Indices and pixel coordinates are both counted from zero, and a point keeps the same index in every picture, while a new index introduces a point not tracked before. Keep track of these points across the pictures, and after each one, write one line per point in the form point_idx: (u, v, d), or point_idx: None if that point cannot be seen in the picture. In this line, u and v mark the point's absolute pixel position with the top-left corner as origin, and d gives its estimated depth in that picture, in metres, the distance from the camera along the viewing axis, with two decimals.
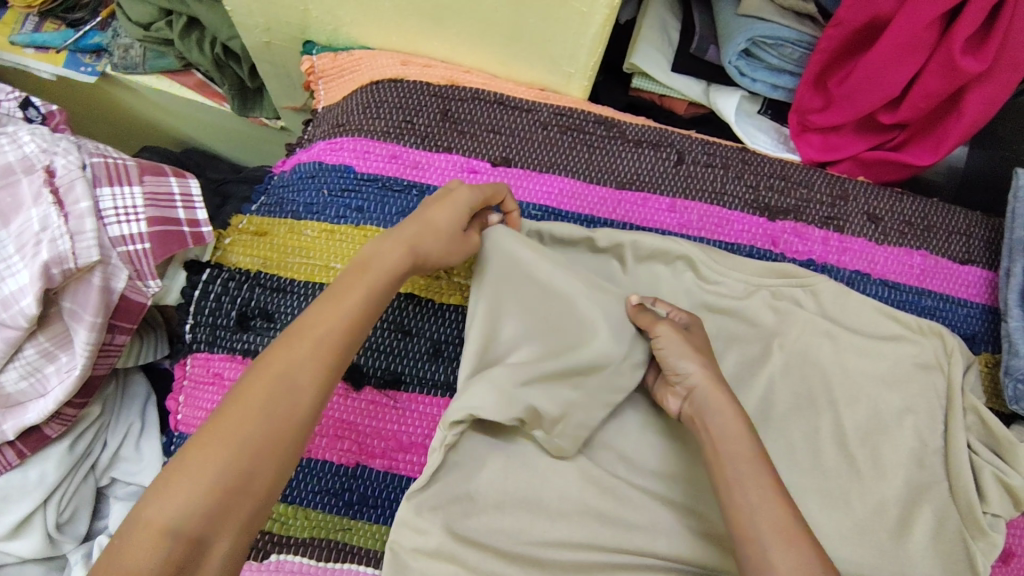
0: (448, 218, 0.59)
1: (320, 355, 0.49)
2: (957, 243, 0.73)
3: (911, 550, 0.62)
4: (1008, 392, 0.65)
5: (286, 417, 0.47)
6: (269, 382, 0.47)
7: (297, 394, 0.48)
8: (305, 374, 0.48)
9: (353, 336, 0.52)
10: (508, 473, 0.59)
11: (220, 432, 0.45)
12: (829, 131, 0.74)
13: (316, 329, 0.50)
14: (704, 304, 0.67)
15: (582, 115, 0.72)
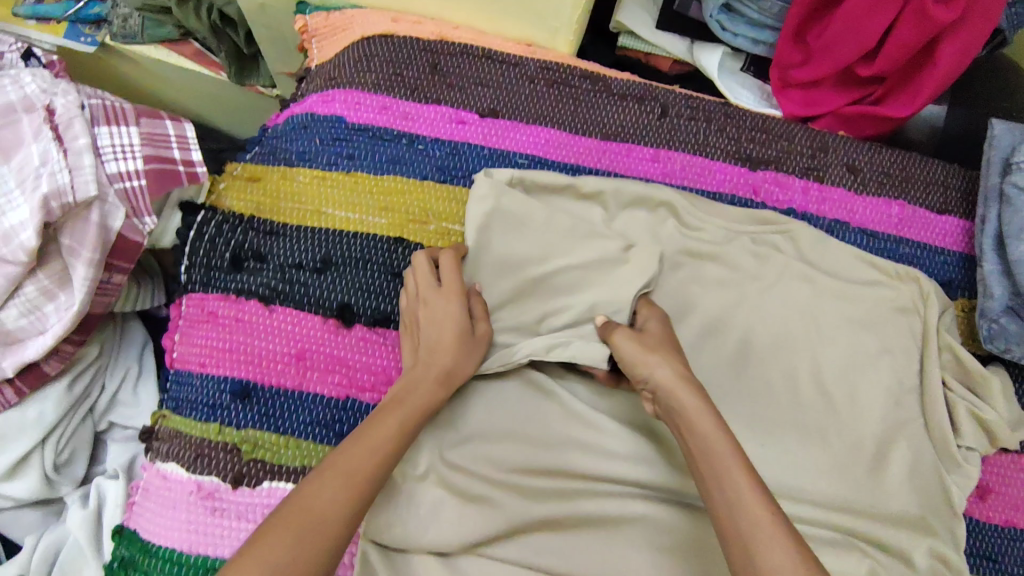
0: (445, 326, 0.59)
1: (352, 498, 0.47)
2: (934, 193, 0.74)
3: (887, 484, 0.63)
4: (983, 332, 0.66)
5: (320, 540, 0.45)
6: (298, 517, 0.45)
7: (330, 521, 0.46)
8: (338, 507, 0.47)
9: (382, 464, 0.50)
10: (493, 406, 0.61)
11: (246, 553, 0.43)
12: (810, 87, 0.76)
13: (345, 465, 0.49)
14: (685, 248, 0.69)
15: (568, 69, 0.74)
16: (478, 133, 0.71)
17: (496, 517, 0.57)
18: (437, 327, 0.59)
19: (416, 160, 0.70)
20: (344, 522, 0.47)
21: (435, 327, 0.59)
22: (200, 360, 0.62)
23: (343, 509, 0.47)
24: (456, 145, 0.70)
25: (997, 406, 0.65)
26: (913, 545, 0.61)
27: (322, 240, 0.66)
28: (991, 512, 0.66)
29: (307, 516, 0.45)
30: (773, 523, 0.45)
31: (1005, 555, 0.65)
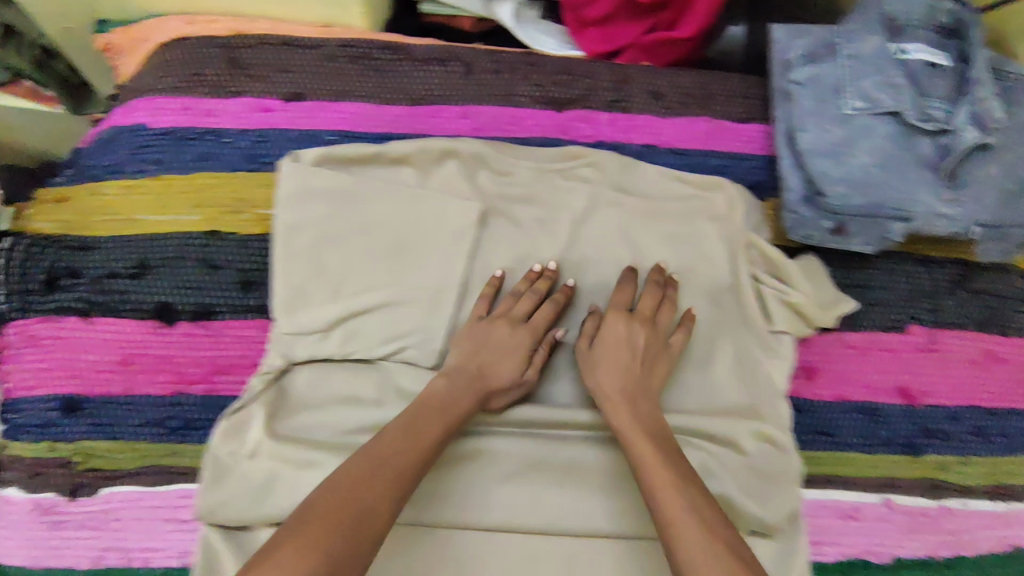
0: (620, 351, 0.61)
1: (392, 495, 0.48)
2: (737, 105, 0.78)
3: (714, 378, 0.66)
4: (789, 224, 0.70)
5: (368, 524, 0.46)
6: (338, 506, 0.46)
7: (374, 512, 0.47)
8: (401, 459, 0.51)
9: (413, 459, 0.51)
10: (326, 377, 0.63)
11: (315, 514, 0.45)
12: (604, 23, 0.80)
13: (384, 454, 0.51)
14: (499, 195, 0.71)
15: (367, 43, 0.75)
16: (282, 117, 0.72)
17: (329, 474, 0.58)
18: (621, 358, 0.60)
19: (223, 153, 0.70)
20: (408, 480, 0.50)
21: (631, 351, 0.61)
22: (27, 383, 0.63)
23: (385, 499, 0.48)
24: (261, 132, 0.71)
25: (802, 289, 0.69)
26: (743, 430, 0.63)
27: (137, 247, 0.66)
28: (820, 389, 0.69)
29: (383, 471, 0.49)
30: None
31: (838, 427, 0.68)
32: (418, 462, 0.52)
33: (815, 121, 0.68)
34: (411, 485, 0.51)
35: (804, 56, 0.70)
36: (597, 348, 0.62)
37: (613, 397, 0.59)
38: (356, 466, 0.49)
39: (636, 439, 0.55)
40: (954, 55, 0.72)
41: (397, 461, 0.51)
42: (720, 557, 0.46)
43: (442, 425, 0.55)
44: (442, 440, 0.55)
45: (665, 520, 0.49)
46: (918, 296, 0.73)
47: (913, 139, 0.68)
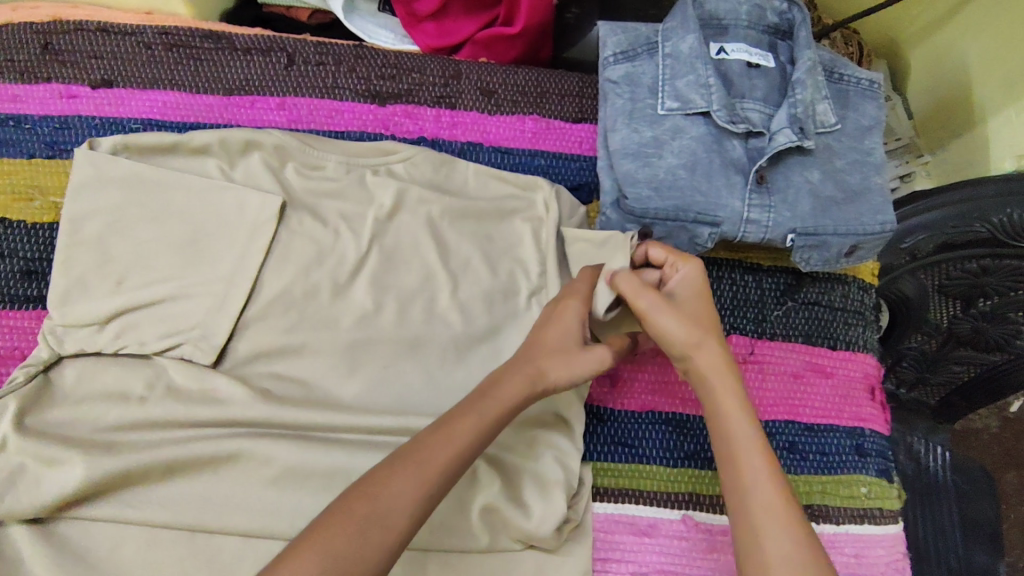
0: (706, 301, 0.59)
1: (422, 496, 0.46)
2: (571, 103, 0.76)
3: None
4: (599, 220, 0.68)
5: (382, 528, 0.44)
6: (365, 508, 0.44)
7: (396, 511, 0.45)
8: (446, 453, 0.48)
9: (459, 457, 0.49)
10: (98, 372, 0.61)
11: (347, 517, 0.44)
12: (439, 18, 0.78)
13: (424, 454, 0.48)
14: (305, 189, 0.69)
15: (188, 31, 0.73)
16: (89, 105, 0.70)
17: (74, 471, 0.56)
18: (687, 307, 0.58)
19: (23, 140, 0.69)
20: (446, 471, 0.48)
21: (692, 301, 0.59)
22: None
23: (412, 494, 0.46)
24: (65, 120, 0.70)
25: None
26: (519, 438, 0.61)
27: None
28: (624, 399, 0.66)
29: (421, 464, 0.47)
30: None
31: (639, 438, 0.65)
32: (466, 458, 0.49)
33: (625, 120, 0.67)
34: (451, 481, 0.48)
35: (620, 53, 0.69)
36: (685, 296, 0.59)
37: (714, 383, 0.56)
38: (390, 465, 0.47)
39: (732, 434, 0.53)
40: (782, 56, 0.70)
41: (441, 461, 0.48)
42: (791, 558, 0.47)
43: (480, 421, 0.51)
44: (491, 430, 0.51)
45: (748, 537, 0.49)
46: (742, 306, 0.70)
47: (724, 141, 0.66)
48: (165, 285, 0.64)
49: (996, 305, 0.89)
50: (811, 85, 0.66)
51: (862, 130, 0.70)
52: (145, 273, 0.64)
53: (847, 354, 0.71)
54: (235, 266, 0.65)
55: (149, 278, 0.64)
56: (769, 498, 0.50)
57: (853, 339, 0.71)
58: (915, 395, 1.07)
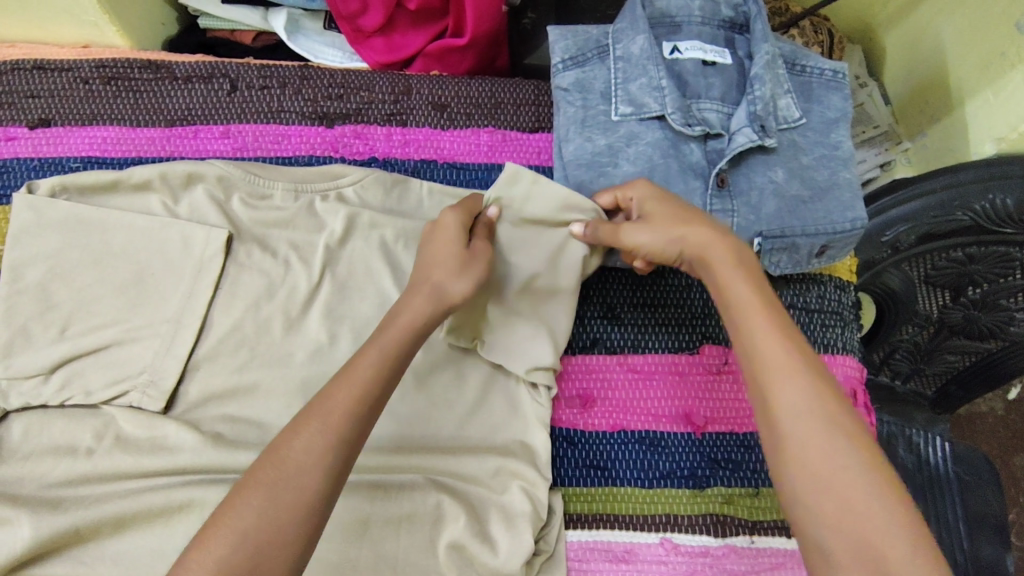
0: (668, 201, 0.56)
1: (332, 442, 0.43)
2: (526, 112, 0.74)
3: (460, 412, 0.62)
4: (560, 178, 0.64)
5: (292, 483, 0.41)
6: (267, 470, 0.42)
7: (302, 464, 0.42)
8: (347, 393, 0.45)
9: (365, 397, 0.46)
10: (45, 423, 0.59)
11: (260, 475, 0.41)
12: (386, 32, 0.75)
13: (327, 404, 0.44)
14: (251, 222, 0.66)
15: (125, 63, 0.71)
16: (27, 146, 0.68)
17: (18, 530, 0.53)
18: (657, 214, 0.55)
19: None
20: (353, 410, 0.45)
21: (659, 207, 0.56)
22: None
23: (313, 444, 0.43)
24: (3, 163, 0.68)
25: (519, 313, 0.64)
26: (482, 467, 0.60)
27: None
28: (594, 419, 0.64)
29: (325, 410, 0.44)
30: (843, 469, 0.41)
31: (612, 460, 0.63)
32: (373, 395, 0.46)
33: (577, 129, 0.64)
34: (366, 419, 0.45)
35: (570, 59, 0.66)
36: (649, 211, 0.56)
37: (736, 300, 0.49)
38: (292, 425, 0.44)
39: (763, 352, 0.46)
40: (740, 51, 0.67)
41: (346, 406, 0.45)
42: (806, 399, 0.44)
43: (372, 362, 0.47)
44: (393, 366, 0.48)
45: (766, 408, 0.45)
46: (713, 313, 0.68)
47: (682, 145, 0.63)
48: (112, 329, 0.62)
49: (986, 291, 0.85)
50: (770, 81, 0.64)
51: (827, 123, 0.67)
52: (90, 319, 0.62)
53: (825, 358, 0.68)
54: (185, 305, 0.63)
55: (94, 322, 0.62)
56: (775, 350, 0.46)
57: (831, 342, 0.69)
58: (913, 386, 1.04)
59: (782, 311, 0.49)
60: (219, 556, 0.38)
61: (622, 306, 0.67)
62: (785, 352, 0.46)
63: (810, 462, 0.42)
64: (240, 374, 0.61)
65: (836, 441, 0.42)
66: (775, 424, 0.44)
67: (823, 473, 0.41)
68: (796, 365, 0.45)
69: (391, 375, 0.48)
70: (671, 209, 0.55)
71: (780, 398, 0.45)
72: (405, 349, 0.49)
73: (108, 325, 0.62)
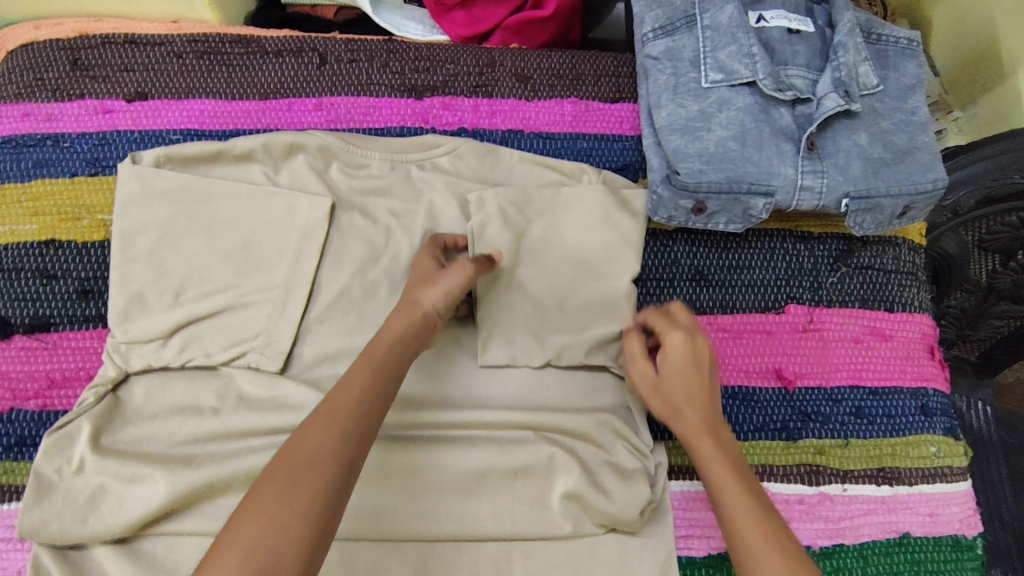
0: (690, 377, 0.55)
1: (347, 438, 0.46)
2: (607, 84, 0.76)
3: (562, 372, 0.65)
4: (650, 145, 0.67)
5: (314, 473, 0.43)
6: (286, 463, 0.43)
7: (320, 455, 0.44)
8: (358, 390, 0.49)
9: (372, 391, 0.49)
10: (163, 388, 0.61)
11: (280, 471, 0.43)
12: (467, 5, 0.77)
13: (334, 408, 0.47)
14: (351, 190, 0.68)
15: (217, 37, 0.73)
16: (126, 119, 0.69)
17: (156, 486, 0.55)
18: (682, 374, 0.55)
19: (64, 159, 0.68)
20: (369, 402, 0.48)
21: (672, 372, 0.55)
22: None
23: (328, 440, 0.45)
24: (103, 135, 0.69)
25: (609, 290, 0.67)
26: (590, 421, 0.62)
27: None
28: None
29: (334, 408, 0.47)
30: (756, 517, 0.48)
31: None
32: (378, 395, 0.49)
33: (670, 96, 0.66)
34: (372, 421, 0.48)
35: (659, 28, 0.68)
36: (661, 367, 0.56)
37: (722, 482, 0.50)
38: (305, 425, 0.46)
39: (744, 525, 0.47)
40: (820, 20, 0.70)
41: (353, 403, 0.48)
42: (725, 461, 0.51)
43: (375, 366, 0.51)
44: (393, 360, 0.52)
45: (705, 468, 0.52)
46: (796, 275, 0.70)
47: (772, 110, 0.65)
48: (224, 295, 0.64)
49: None
50: (853, 47, 0.66)
51: (903, 89, 0.70)
52: (203, 287, 0.64)
53: (904, 316, 0.71)
54: (292, 270, 0.65)
55: (206, 291, 0.64)
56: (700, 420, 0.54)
57: (909, 300, 0.72)
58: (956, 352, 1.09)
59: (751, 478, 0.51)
60: (245, 548, 0.39)
61: (710, 269, 0.70)
62: (759, 515, 0.48)
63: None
64: (352, 336, 0.64)
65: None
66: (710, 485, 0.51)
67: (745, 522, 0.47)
68: (765, 519, 0.48)
69: (391, 369, 0.51)
70: (689, 368, 0.55)
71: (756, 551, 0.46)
72: (397, 364, 0.52)
73: (219, 291, 0.64)
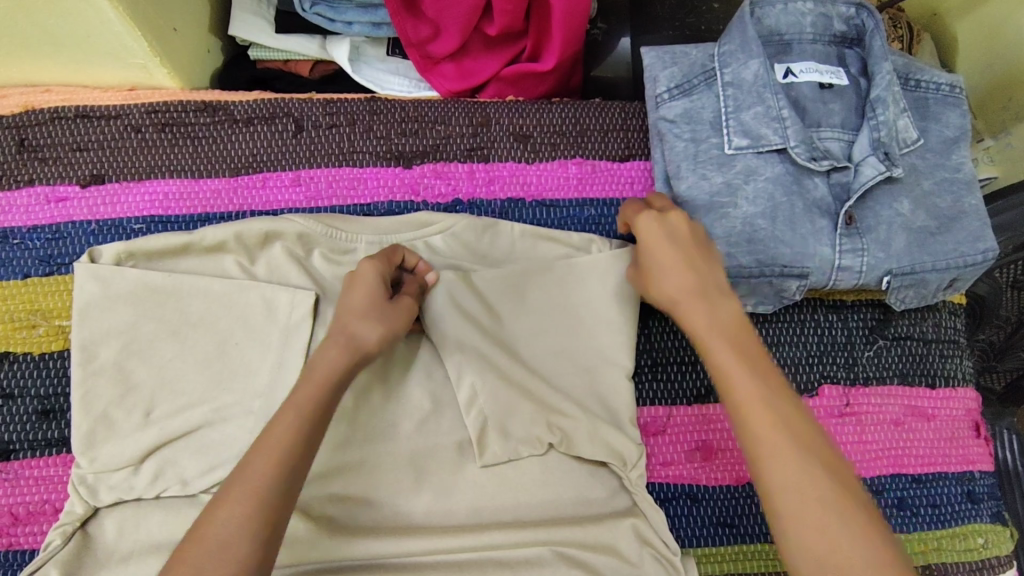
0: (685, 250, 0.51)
1: (264, 514, 0.42)
2: (615, 139, 0.68)
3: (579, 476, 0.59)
4: None
5: (223, 555, 0.40)
6: (193, 550, 0.40)
7: (228, 535, 0.40)
8: (275, 454, 0.44)
9: (289, 456, 0.44)
10: (139, 521, 0.55)
11: (187, 557, 0.40)
12: (457, 57, 0.69)
13: (244, 476, 0.43)
14: (337, 280, 0.62)
15: (179, 106, 0.65)
16: (82, 207, 0.62)
17: None
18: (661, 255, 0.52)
19: (15, 258, 0.61)
20: (285, 466, 0.44)
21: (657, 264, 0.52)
22: None
23: (238, 516, 0.41)
24: (58, 228, 0.62)
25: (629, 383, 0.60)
26: (614, 538, 0.56)
27: None
28: (715, 473, 0.61)
29: (248, 477, 0.43)
30: (788, 454, 0.42)
31: (739, 515, 0.61)
32: (300, 455, 0.45)
33: (690, 166, 0.59)
34: (294, 484, 0.44)
35: (675, 87, 0.61)
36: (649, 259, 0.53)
37: (737, 383, 0.45)
38: (214, 503, 0.42)
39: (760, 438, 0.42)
40: (853, 68, 0.62)
41: (266, 471, 0.43)
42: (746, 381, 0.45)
43: (299, 418, 0.46)
44: (318, 416, 0.47)
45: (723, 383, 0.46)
46: (830, 351, 0.64)
47: (805, 180, 0.58)
48: (198, 410, 0.57)
49: None
50: (894, 102, 0.59)
51: (947, 142, 0.63)
52: (175, 402, 0.57)
53: (947, 392, 0.65)
54: (274, 377, 0.58)
55: (179, 404, 0.57)
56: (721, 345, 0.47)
57: (951, 373, 0.65)
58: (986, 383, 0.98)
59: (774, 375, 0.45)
60: None
61: None
62: (782, 427, 0.42)
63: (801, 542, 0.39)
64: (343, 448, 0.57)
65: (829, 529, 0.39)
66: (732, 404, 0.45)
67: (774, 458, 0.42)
68: (786, 438, 0.42)
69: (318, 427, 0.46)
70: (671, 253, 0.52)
71: (783, 474, 0.41)
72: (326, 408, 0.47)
73: (194, 405, 0.57)
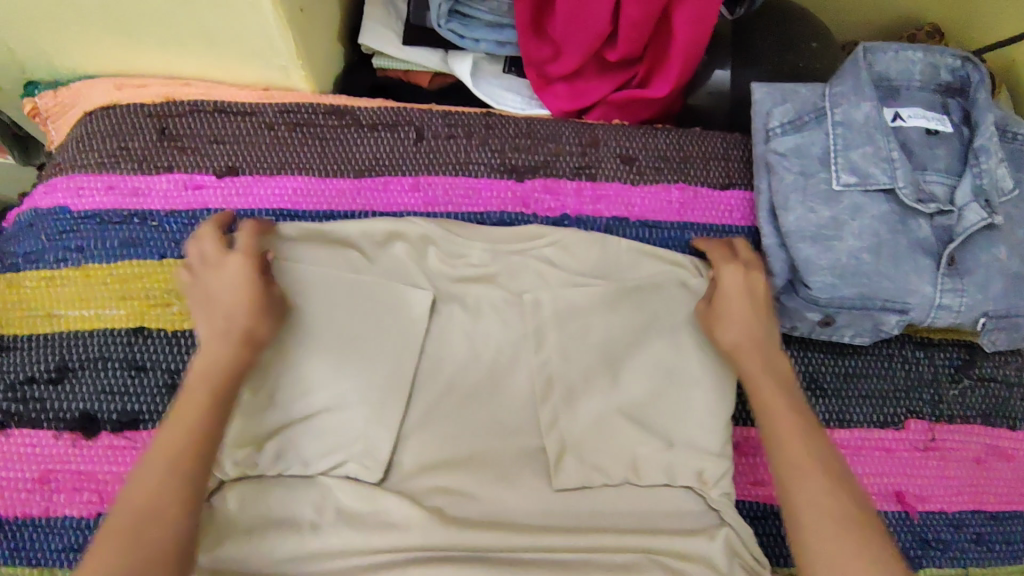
0: (742, 303, 0.60)
1: (181, 469, 0.47)
2: (716, 167, 0.72)
3: (675, 488, 0.61)
4: (770, 250, 0.64)
5: (155, 512, 0.45)
6: (134, 506, 0.46)
7: (153, 491, 0.46)
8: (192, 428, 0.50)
9: (188, 434, 0.49)
10: (257, 498, 0.57)
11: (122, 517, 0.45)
12: (572, 78, 0.72)
13: (170, 440, 0.49)
14: (452, 283, 0.65)
15: (310, 108, 0.69)
16: (217, 196, 0.66)
17: None
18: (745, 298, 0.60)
19: (153, 239, 0.65)
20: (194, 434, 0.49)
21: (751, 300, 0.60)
22: None
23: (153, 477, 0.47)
24: (194, 214, 0.66)
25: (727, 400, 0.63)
26: (713, 547, 0.57)
27: (57, 346, 0.62)
28: None
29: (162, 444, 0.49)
30: (827, 508, 0.48)
31: None
32: (216, 421, 0.51)
33: (799, 198, 0.62)
34: (206, 449, 0.49)
35: (787, 123, 0.64)
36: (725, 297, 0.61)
37: (780, 442, 0.52)
38: (144, 459, 0.48)
39: (805, 499, 0.49)
40: (954, 116, 0.65)
41: (183, 436, 0.49)
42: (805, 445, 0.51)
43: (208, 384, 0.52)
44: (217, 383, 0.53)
45: (776, 441, 0.52)
46: (915, 386, 0.66)
47: (909, 221, 0.61)
48: (320, 394, 0.60)
49: None
50: (997, 152, 0.62)
51: None
52: (295, 385, 0.60)
53: None
54: (391, 368, 0.61)
55: (298, 388, 0.60)
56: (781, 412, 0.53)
57: None
58: None
59: (815, 420, 0.53)
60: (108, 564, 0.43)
61: (825, 377, 0.65)
62: (822, 481, 0.49)
63: (822, 556, 0.46)
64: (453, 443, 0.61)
65: (850, 555, 0.45)
66: (779, 461, 0.51)
67: (820, 515, 0.47)
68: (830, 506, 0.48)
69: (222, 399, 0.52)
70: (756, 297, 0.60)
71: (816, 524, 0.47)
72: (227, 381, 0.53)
73: (313, 389, 0.60)
